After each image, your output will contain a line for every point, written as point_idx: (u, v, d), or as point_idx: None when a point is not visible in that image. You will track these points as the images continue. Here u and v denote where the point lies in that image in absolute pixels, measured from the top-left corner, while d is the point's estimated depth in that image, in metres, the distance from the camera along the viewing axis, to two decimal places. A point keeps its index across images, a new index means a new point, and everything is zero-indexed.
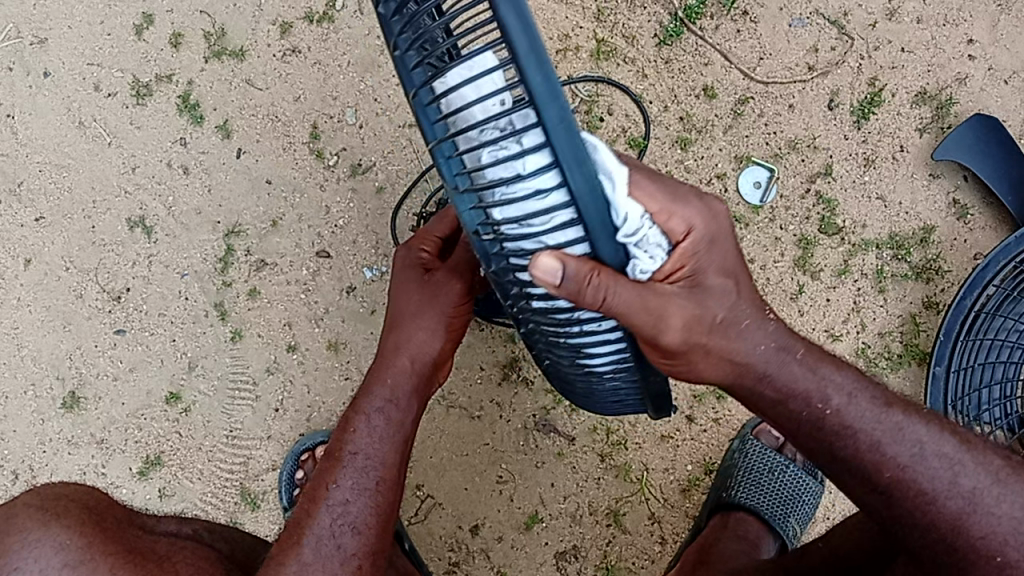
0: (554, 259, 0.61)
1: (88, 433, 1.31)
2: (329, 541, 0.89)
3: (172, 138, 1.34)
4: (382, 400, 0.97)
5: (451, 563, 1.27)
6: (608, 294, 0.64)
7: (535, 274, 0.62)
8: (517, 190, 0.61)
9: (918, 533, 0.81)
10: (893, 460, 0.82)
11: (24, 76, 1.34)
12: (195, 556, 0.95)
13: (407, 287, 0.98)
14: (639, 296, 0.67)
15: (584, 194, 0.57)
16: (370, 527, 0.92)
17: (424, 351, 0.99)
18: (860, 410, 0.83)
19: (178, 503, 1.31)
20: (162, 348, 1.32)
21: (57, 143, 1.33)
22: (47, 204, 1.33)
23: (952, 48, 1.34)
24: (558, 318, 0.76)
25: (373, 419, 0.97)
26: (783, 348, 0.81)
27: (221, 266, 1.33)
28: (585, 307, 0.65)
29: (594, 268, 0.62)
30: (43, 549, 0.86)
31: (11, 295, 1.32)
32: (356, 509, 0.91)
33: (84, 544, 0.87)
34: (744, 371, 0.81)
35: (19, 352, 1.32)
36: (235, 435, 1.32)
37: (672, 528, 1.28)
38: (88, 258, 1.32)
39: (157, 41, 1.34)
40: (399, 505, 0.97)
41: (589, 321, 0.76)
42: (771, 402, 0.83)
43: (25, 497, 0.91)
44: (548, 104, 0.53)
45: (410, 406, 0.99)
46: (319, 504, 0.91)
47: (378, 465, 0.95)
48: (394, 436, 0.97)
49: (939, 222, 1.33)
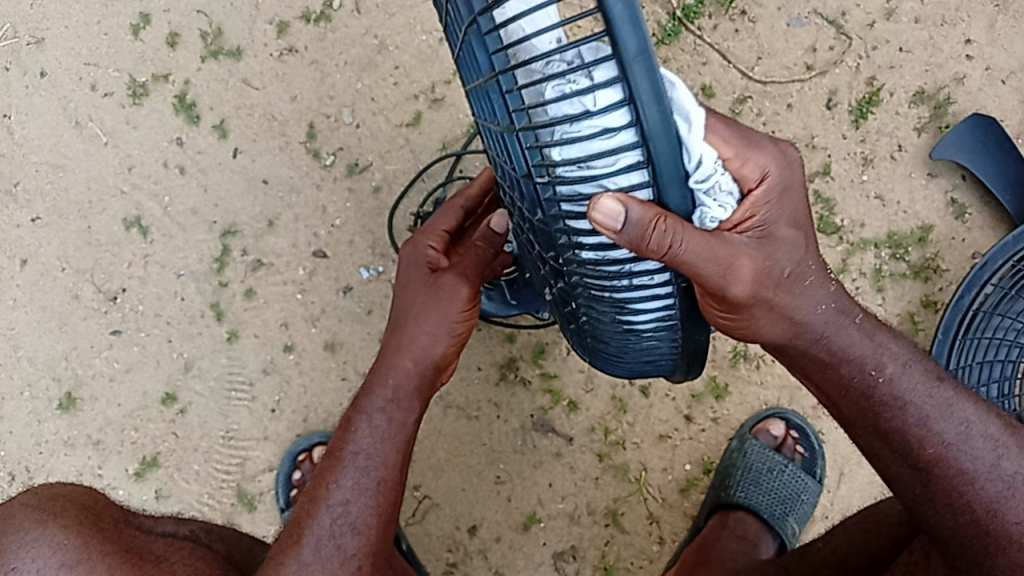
0: (617, 202, 0.57)
1: (84, 434, 1.31)
2: (329, 541, 0.89)
3: (169, 138, 1.33)
4: (384, 400, 0.96)
5: (448, 564, 1.26)
6: (681, 246, 0.61)
7: (597, 215, 0.57)
8: (582, 128, 0.55)
9: (939, 519, 0.81)
10: (934, 438, 0.81)
11: (20, 76, 1.33)
12: (192, 556, 0.94)
13: (412, 287, 0.99)
14: (715, 249, 0.65)
15: (656, 134, 0.51)
16: (370, 526, 0.91)
17: (427, 353, 0.98)
18: (908, 378, 0.83)
19: (174, 504, 1.30)
20: (158, 349, 1.32)
21: (53, 144, 1.33)
22: (43, 204, 1.32)
23: (950, 47, 1.34)
24: (607, 270, 0.67)
25: (374, 419, 0.96)
26: (838, 312, 0.81)
27: (218, 266, 1.32)
28: (648, 255, 0.61)
29: (660, 214, 0.58)
30: (41, 549, 0.85)
31: (7, 295, 1.32)
32: (356, 510, 0.91)
33: (81, 543, 0.87)
34: (800, 332, 0.80)
35: (16, 352, 1.31)
36: (232, 436, 1.31)
37: (670, 528, 1.27)
38: (84, 259, 1.32)
39: (153, 41, 1.34)
40: (398, 505, 0.96)
41: (642, 273, 0.68)
42: (817, 364, 0.83)
43: (24, 498, 0.91)
44: (625, 31, 0.46)
45: (411, 405, 0.97)
46: (319, 502, 0.91)
47: (379, 465, 0.93)
48: (396, 435, 0.95)
49: (937, 222, 1.33)
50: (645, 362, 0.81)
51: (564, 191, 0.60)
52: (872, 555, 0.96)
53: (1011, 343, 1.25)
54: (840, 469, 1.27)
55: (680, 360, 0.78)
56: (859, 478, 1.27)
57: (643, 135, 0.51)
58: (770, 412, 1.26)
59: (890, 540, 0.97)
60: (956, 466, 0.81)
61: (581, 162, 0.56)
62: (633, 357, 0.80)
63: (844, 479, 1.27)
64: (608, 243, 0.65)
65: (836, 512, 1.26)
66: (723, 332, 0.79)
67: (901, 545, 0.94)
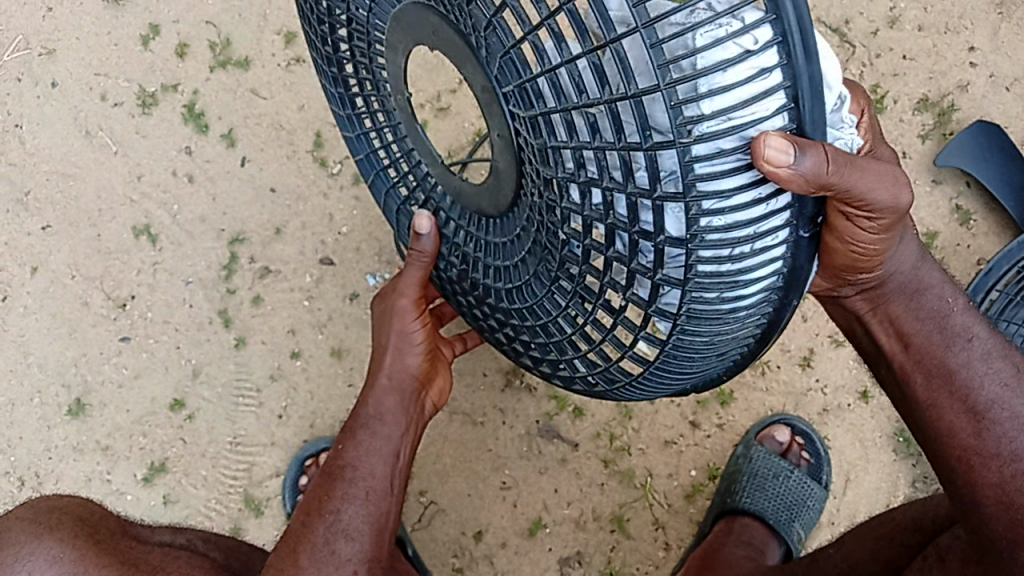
0: (784, 136, 0.53)
1: (92, 440, 1.31)
2: (324, 548, 0.89)
3: (178, 147, 1.35)
4: (368, 416, 0.98)
5: (454, 570, 1.26)
6: (848, 177, 0.58)
7: (767, 160, 0.53)
8: (730, 77, 0.53)
9: (984, 473, 0.79)
10: (991, 379, 0.82)
11: (32, 86, 1.35)
12: (188, 564, 0.95)
13: (378, 319, 1.03)
14: (879, 167, 0.62)
15: (814, 49, 0.52)
16: (364, 533, 0.92)
17: (401, 369, 1.00)
18: (970, 316, 0.84)
19: (181, 510, 1.30)
20: (167, 355, 1.33)
21: (64, 153, 1.34)
22: (54, 212, 1.34)
23: (953, 55, 1.35)
24: (726, 238, 0.60)
25: (360, 436, 0.97)
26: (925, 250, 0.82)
27: (225, 273, 1.33)
28: (811, 190, 0.56)
29: (823, 145, 0.55)
30: (37, 562, 0.87)
31: (18, 303, 1.33)
32: (349, 517, 0.91)
33: (76, 556, 0.88)
34: (896, 268, 0.80)
35: (25, 359, 1.32)
36: (239, 442, 1.32)
37: (676, 534, 1.27)
38: (94, 266, 1.33)
39: (163, 52, 1.35)
40: (392, 517, 0.96)
41: (766, 234, 0.60)
42: (902, 300, 0.83)
43: (20, 512, 0.93)
44: None
45: (397, 420, 0.98)
46: (316, 516, 0.91)
47: (368, 476, 0.95)
48: (383, 449, 0.96)
49: (942, 228, 1.33)
50: (731, 347, 0.73)
51: (701, 152, 0.56)
52: (885, 562, 0.96)
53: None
54: (846, 476, 1.27)
55: (764, 334, 0.71)
56: (865, 484, 1.27)
57: (803, 48, 0.51)
58: (775, 418, 1.27)
59: (902, 545, 0.97)
60: (1009, 411, 0.80)
61: (736, 109, 0.53)
62: (708, 347, 0.72)
63: (850, 486, 1.27)
64: (743, 203, 0.58)
65: (842, 518, 1.26)
66: (839, 263, 0.75)
67: (915, 550, 0.94)
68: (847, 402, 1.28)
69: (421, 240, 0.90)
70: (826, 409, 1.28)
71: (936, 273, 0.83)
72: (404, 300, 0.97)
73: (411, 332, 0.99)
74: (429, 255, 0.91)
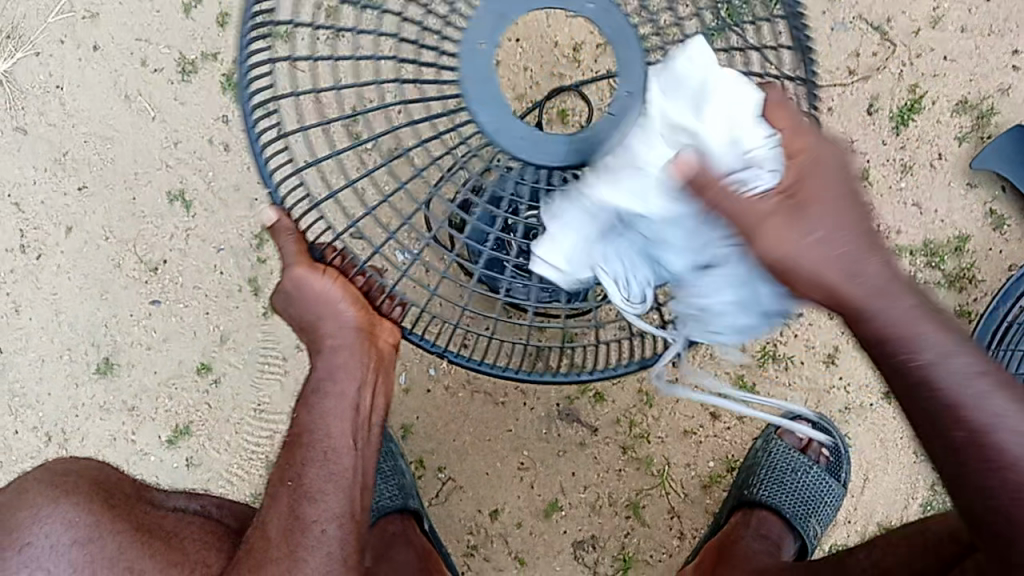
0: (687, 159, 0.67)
1: (120, 399, 1.34)
2: (291, 514, 0.88)
3: (214, 115, 1.36)
4: (320, 377, 0.91)
5: (470, 546, 1.27)
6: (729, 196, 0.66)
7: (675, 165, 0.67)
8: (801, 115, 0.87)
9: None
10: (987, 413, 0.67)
11: (74, 49, 1.36)
12: (200, 531, 0.97)
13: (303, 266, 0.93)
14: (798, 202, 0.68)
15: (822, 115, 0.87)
16: (331, 493, 0.89)
17: (338, 323, 0.90)
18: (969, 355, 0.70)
19: (203, 473, 1.34)
20: (196, 320, 1.34)
21: (103, 116, 1.36)
22: (90, 174, 1.35)
23: (996, 57, 1.33)
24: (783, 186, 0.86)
25: (312, 398, 0.91)
26: (899, 270, 0.69)
27: (257, 242, 1.35)
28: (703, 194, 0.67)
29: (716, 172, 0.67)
30: (54, 525, 0.88)
31: (51, 261, 1.35)
32: (309, 479, 0.89)
33: (93, 521, 0.90)
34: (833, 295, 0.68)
35: (56, 317, 1.35)
36: (264, 409, 1.34)
37: (691, 523, 1.28)
38: (128, 229, 1.35)
39: (204, 20, 1.36)
40: (368, 465, 0.93)
41: None
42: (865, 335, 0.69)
43: (37, 473, 0.95)
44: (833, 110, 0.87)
45: (350, 376, 0.91)
46: (280, 484, 0.90)
47: (324, 437, 0.90)
48: (339, 408, 0.91)
49: (974, 232, 1.32)
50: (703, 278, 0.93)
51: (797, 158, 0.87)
52: None
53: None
54: (864, 475, 1.27)
55: None
56: (883, 484, 1.27)
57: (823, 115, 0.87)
58: (795, 412, 1.26)
59: None
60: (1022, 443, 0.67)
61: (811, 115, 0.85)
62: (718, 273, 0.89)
63: (868, 485, 1.27)
64: None
65: (859, 517, 1.27)
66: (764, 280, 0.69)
67: None
68: (871, 402, 1.27)
69: (276, 228, 0.89)
70: (848, 408, 1.27)
71: (923, 299, 0.70)
72: (292, 271, 0.88)
73: (324, 291, 0.88)
74: (294, 230, 0.89)
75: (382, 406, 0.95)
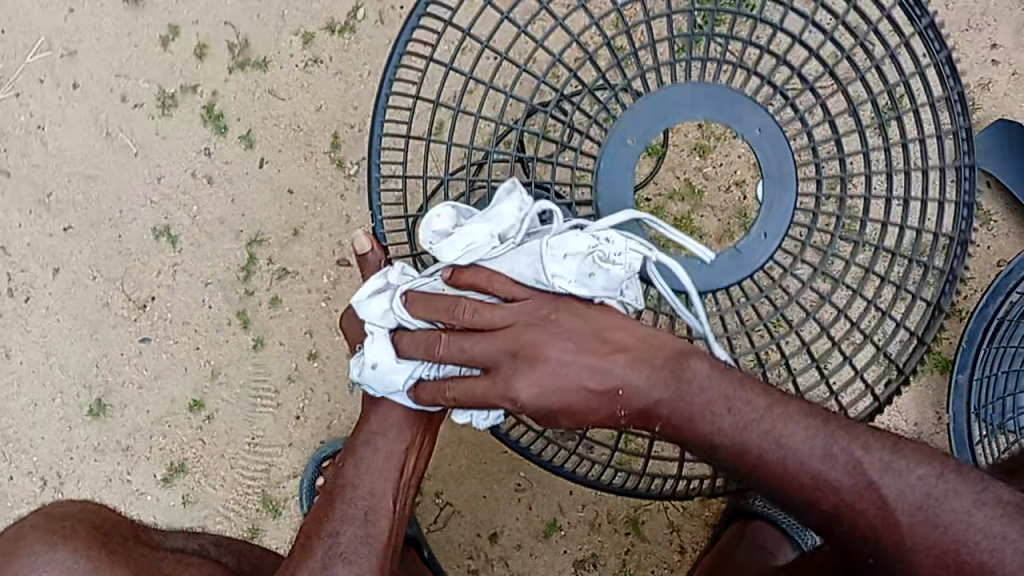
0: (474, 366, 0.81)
1: (114, 438, 1.34)
2: (322, 573, 0.88)
3: (197, 148, 1.36)
4: (371, 431, 0.91)
5: (470, 571, 1.28)
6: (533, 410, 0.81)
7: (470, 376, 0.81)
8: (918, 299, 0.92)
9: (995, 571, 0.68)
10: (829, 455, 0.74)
11: (53, 88, 1.36)
12: (199, 573, 0.95)
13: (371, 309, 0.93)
14: (549, 376, 0.79)
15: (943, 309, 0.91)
16: (364, 556, 0.89)
17: None
18: (752, 408, 0.77)
19: (201, 509, 1.34)
20: (186, 355, 1.34)
21: (84, 154, 1.36)
22: (75, 214, 1.35)
23: (976, 52, 1.34)
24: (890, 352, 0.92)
25: (362, 453, 0.91)
26: (646, 387, 0.79)
27: (244, 274, 1.35)
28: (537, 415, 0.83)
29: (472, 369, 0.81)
30: (49, 573, 0.90)
31: (40, 303, 1.35)
32: (346, 540, 0.89)
33: (88, 569, 0.90)
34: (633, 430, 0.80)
35: (48, 358, 1.34)
36: (258, 442, 1.34)
37: (691, 536, 1.28)
38: (114, 267, 1.35)
39: (182, 53, 1.36)
40: (400, 522, 0.94)
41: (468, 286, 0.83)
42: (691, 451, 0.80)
43: (31, 519, 0.95)
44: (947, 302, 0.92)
45: (400, 436, 0.91)
46: (314, 539, 0.89)
47: (368, 495, 0.90)
48: (386, 466, 0.91)
49: None
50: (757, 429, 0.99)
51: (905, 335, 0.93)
52: None
53: (1016, 372, 1.26)
54: None
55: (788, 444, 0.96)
56: None
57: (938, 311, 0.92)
58: None
59: None
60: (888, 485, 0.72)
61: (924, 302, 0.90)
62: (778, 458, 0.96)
63: None
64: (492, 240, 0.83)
65: None
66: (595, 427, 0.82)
67: None
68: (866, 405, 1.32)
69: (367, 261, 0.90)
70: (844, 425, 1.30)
71: (690, 410, 0.78)
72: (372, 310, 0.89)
73: None
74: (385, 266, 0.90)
75: (422, 465, 0.96)
